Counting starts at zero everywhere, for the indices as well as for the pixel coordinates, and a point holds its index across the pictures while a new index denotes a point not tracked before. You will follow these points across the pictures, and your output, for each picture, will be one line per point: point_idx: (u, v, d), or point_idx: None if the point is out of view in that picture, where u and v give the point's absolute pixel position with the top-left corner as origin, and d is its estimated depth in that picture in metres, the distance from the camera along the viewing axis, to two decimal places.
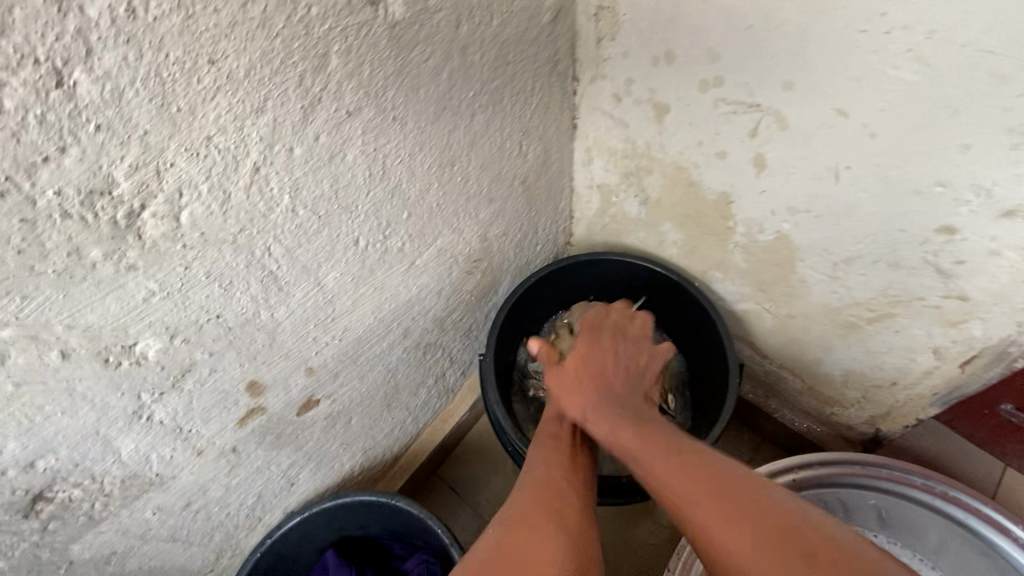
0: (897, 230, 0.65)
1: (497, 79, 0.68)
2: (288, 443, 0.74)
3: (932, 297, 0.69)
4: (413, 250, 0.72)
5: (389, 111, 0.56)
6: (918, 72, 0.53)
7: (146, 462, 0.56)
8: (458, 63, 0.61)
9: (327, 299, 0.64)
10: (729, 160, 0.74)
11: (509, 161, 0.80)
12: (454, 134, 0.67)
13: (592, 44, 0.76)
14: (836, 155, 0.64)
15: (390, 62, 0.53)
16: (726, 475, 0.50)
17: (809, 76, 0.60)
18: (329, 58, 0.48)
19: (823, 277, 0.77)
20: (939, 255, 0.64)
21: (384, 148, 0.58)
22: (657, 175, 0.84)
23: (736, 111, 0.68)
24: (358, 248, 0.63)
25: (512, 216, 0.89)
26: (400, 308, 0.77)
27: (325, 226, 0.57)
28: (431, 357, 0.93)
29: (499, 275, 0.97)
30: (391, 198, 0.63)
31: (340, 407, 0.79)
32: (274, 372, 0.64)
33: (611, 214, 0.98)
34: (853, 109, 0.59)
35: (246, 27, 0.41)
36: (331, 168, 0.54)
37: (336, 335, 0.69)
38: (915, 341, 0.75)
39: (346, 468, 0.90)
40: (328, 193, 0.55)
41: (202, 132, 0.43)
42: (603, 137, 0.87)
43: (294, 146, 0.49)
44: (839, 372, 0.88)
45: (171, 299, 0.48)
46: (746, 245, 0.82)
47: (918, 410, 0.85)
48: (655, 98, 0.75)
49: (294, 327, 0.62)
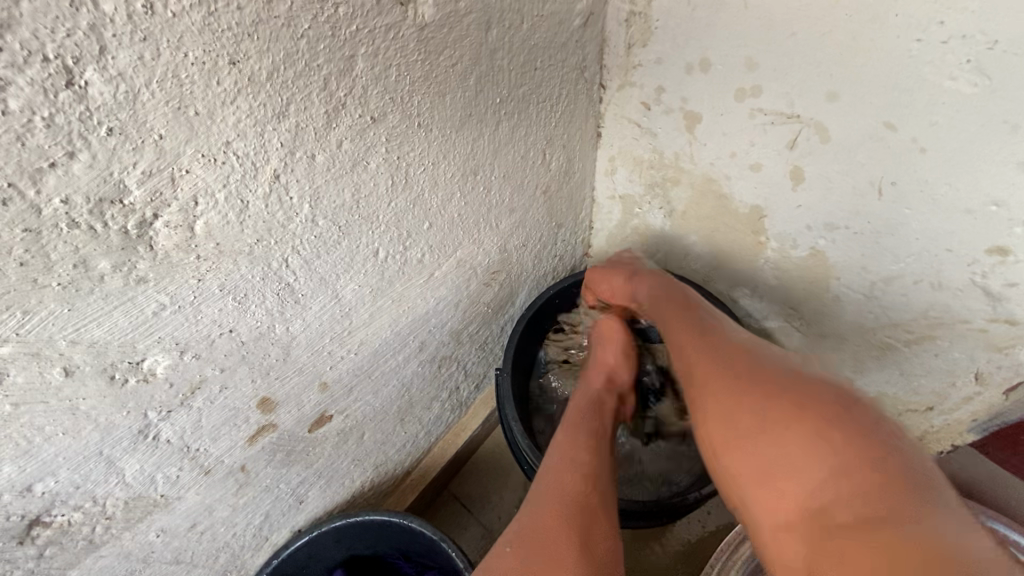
0: (944, 250, 0.62)
1: (525, 85, 0.65)
2: (299, 460, 0.71)
3: (976, 320, 0.65)
4: (433, 261, 0.69)
5: (415, 118, 0.53)
6: (977, 84, 0.50)
7: (150, 483, 0.53)
8: (487, 68, 0.58)
9: (344, 312, 0.61)
10: (764, 173, 0.71)
11: (532, 170, 0.77)
12: (479, 142, 0.64)
13: (621, 50, 0.73)
14: (880, 170, 0.60)
15: (418, 66, 0.50)
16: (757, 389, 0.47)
17: (855, 88, 0.57)
18: (355, 60, 0.45)
19: (859, 296, 0.74)
20: (988, 276, 0.61)
21: (408, 156, 0.56)
22: (684, 187, 0.81)
23: (774, 122, 0.65)
24: (377, 260, 0.60)
25: (533, 226, 0.86)
26: (417, 321, 0.74)
27: (345, 236, 0.55)
28: (446, 371, 0.90)
29: (517, 286, 0.94)
30: (412, 208, 0.60)
31: (353, 422, 0.75)
32: (286, 388, 0.61)
33: (633, 225, 0.95)
34: (902, 123, 0.56)
35: (271, 26, 0.38)
36: (353, 177, 0.51)
37: (351, 349, 0.66)
38: (956, 365, 0.72)
39: (355, 485, 0.86)
40: (349, 203, 0.53)
41: (221, 137, 0.40)
42: (628, 147, 0.84)
43: (316, 153, 0.47)
44: (871, 394, 0.85)
45: (182, 313, 0.46)
46: (777, 261, 0.79)
47: (954, 435, 0.82)
48: (687, 107, 0.72)
49: (309, 342, 0.59)
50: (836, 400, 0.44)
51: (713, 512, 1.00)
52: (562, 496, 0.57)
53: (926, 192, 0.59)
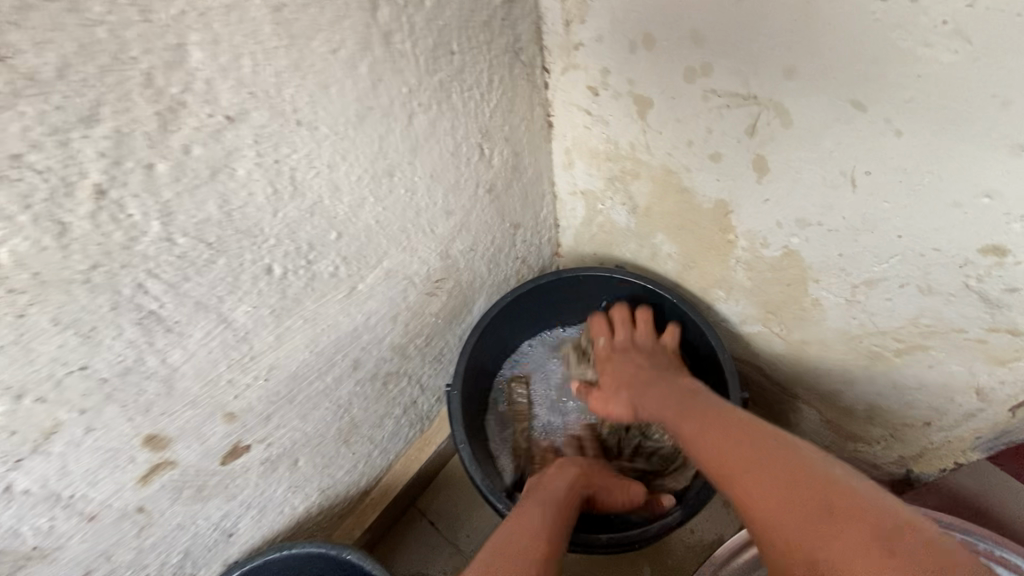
0: (932, 250, 0.52)
1: (441, 71, 0.57)
2: (216, 494, 0.65)
3: (973, 330, 0.56)
4: (351, 274, 0.62)
5: (290, 114, 0.46)
6: (957, 51, 0.41)
7: (14, 536, 0.48)
8: (383, 54, 0.50)
9: (239, 337, 0.54)
10: (724, 163, 0.62)
11: (469, 168, 0.69)
12: (388, 140, 0.56)
13: (560, 28, 0.64)
14: (851, 157, 0.51)
15: (283, 54, 0.43)
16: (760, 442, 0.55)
17: (813, 61, 0.48)
18: (187, 50, 0.38)
19: (840, 300, 0.65)
20: (984, 280, 0.51)
21: (290, 160, 0.48)
22: (645, 180, 0.73)
23: (730, 105, 0.56)
24: (273, 277, 0.54)
25: (481, 227, 0.78)
26: (344, 339, 0.67)
27: (221, 254, 0.48)
28: (396, 386, 0.84)
29: (473, 292, 0.87)
30: (309, 217, 0.53)
31: (279, 450, 0.69)
32: (180, 423, 0.55)
33: (598, 222, 0.87)
34: (871, 100, 0.47)
35: (46, 11, 0.31)
36: (217, 187, 0.45)
37: (259, 375, 0.59)
38: (954, 378, 0.62)
39: (299, 511, 0.81)
40: (218, 217, 0.46)
41: (5, 150, 0.33)
42: (582, 137, 0.76)
43: (154, 161, 0.40)
44: (863, 407, 0.76)
45: (6, 353, 0.39)
46: (749, 261, 0.70)
47: (957, 452, 0.72)
48: (635, 91, 0.64)
49: (197, 371, 0.53)
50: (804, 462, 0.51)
51: (698, 529, 0.92)
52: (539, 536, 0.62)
53: (906, 181, 0.49)
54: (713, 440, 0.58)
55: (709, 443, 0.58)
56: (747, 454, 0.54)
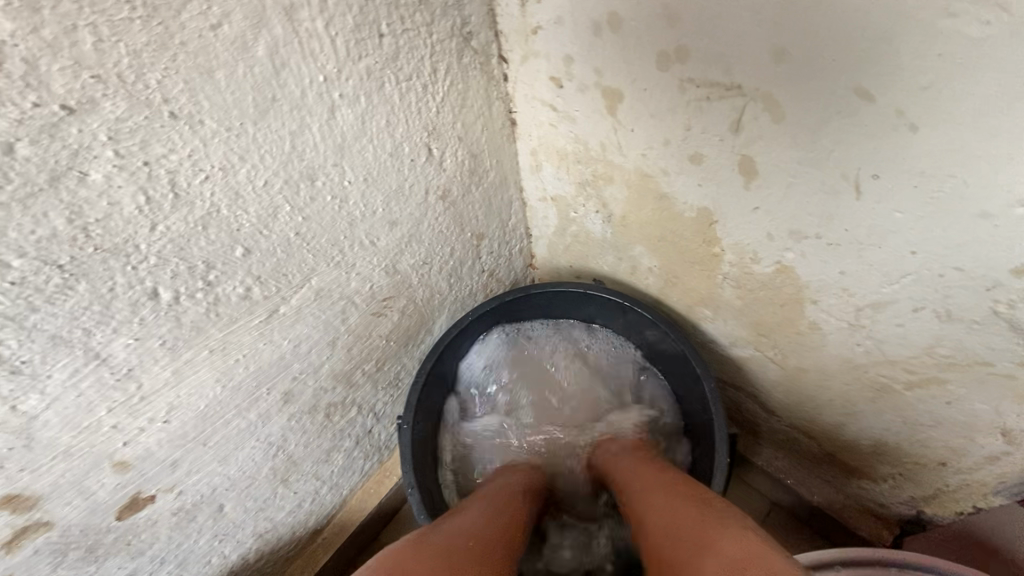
0: (952, 269, 0.44)
1: (369, 57, 0.48)
2: (115, 553, 0.56)
3: (1001, 363, 0.47)
4: (270, 296, 0.53)
5: (162, 105, 0.37)
6: (990, 22, 0.32)
7: None
8: (286, 33, 0.41)
9: (120, 375, 0.45)
10: (706, 166, 0.53)
11: (414, 172, 0.60)
12: (306, 138, 0.47)
13: (516, 10, 0.56)
14: (854, 158, 0.42)
15: (141, 28, 0.34)
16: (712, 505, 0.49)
17: (808, 39, 0.39)
18: None
19: (842, 324, 0.56)
20: (1016, 307, 0.42)
21: (168, 162, 0.39)
22: (618, 185, 0.65)
23: (709, 97, 0.47)
24: (161, 303, 0.45)
25: (436, 239, 0.69)
26: (268, 369, 0.58)
27: (80, 278, 0.39)
28: (343, 417, 0.75)
29: (431, 310, 0.78)
30: (205, 231, 0.44)
31: (195, 498, 0.60)
32: (49, 478, 0.45)
33: (572, 232, 0.79)
34: (880, 89, 0.38)
35: None
36: (63, 196, 0.36)
37: (156, 416, 0.50)
38: (975, 417, 0.53)
39: (230, 560, 0.71)
40: (69, 233, 0.37)
41: None
42: (548, 137, 0.67)
43: None
44: (868, 442, 0.67)
45: None
46: (737, 278, 0.62)
47: (975, 496, 0.63)
48: (602, 82, 0.55)
49: (66, 418, 0.44)
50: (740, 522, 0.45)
51: None
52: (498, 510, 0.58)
53: (922, 187, 0.41)
54: (668, 503, 0.53)
55: (663, 505, 0.53)
56: (684, 512, 0.50)
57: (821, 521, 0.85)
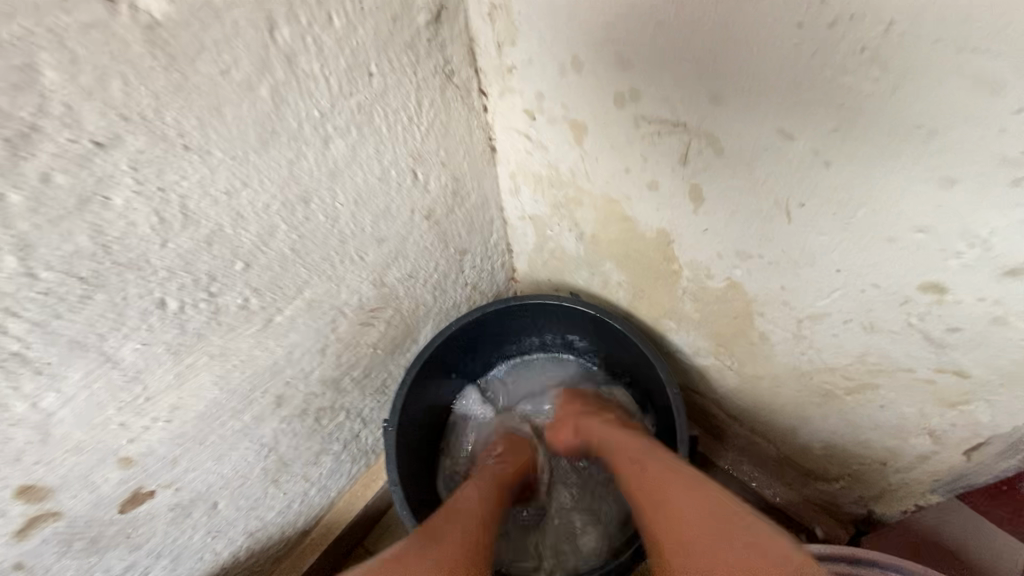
0: (871, 285, 0.49)
1: (359, 94, 0.54)
2: (115, 545, 0.60)
3: (921, 370, 0.53)
4: (266, 306, 0.58)
5: (176, 139, 0.43)
6: (879, 79, 0.38)
7: None
8: (285, 76, 0.47)
9: (129, 376, 0.50)
10: (662, 192, 0.59)
11: (400, 194, 0.66)
12: (302, 165, 0.53)
13: (493, 51, 0.62)
14: (783, 187, 0.48)
15: (160, 75, 0.40)
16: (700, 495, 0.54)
17: (738, 86, 0.45)
18: (37, 71, 0.34)
19: (787, 335, 0.62)
20: (926, 319, 0.48)
21: (179, 188, 0.45)
22: (588, 207, 0.70)
23: (660, 132, 0.53)
24: (167, 312, 0.50)
25: (421, 255, 0.75)
26: (262, 374, 0.63)
27: (99, 289, 0.44)
28: (332, 421, 0.79)
29: (416, 321, 0.83)
30: (209, 247, 0.50)
31: (192, 494, 0.64)
32: (60, 471, 0.50)
33: (549, 249, 0.84)
34: (798, 130, 0.44)
35: None
36: (88, 218, 0.41)
37: (159, 416, 0.55)
38: (905, 419, 0.59)
39: (223, 556, 0.75)
40: (91, 249, 0.42)
41: None
42: (525, 162, 0.73)
43: (4, 192, 0.36)
44: (819, 445, 0.72)
45: None
46: (695, 292, 0.67)
47: (916, 494, 0.69)
48: (570, 116, 0.61)
49: (78, 416, 0.48)
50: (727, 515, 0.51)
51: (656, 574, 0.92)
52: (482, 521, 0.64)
53: (840, 214, 0.46)
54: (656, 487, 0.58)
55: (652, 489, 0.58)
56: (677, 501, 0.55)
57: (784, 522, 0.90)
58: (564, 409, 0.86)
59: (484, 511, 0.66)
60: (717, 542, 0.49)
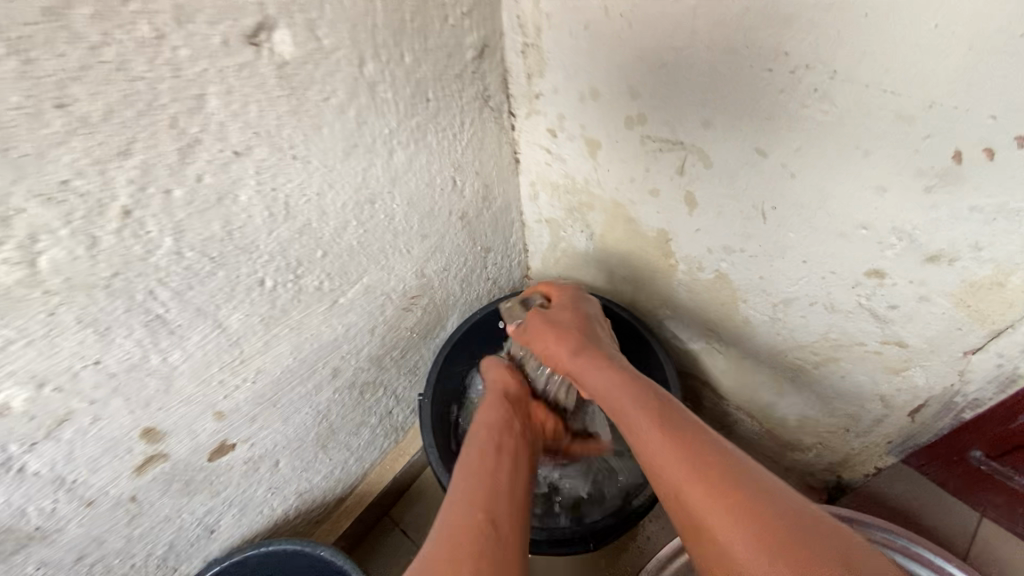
0: (829, 272, 0.62)
1: (417, 116, 0.67)
2: (201, 490, 0.71)
3: (871, 343, 0.65)
4: (334, 289, 0.70)
5: (288, 151, 0.55)
6: (828, 111, 0.50)
7: (21, 516, 0.53)
8: (367, 101, 0.59)
9: (232, 341, 0.62)
10: (662, 198, 0.72)
11: (441, 197, 0.78)
12: (371, 172, 0.65)
13: (523, 80, 0.75)
14: (760, 194, 0.61)
15: (283, 101, 0.52)
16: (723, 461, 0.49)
17: (723, 114, 0.58)
18: (205, 99, 0.46)
19: (765, 317, 0.74)
20: (872, 298, 0.61)
21: (285, 188, 0.57)
22: (598, 211, 0.83)
23: (662, 148, 0.66)
24: (265, 289, 0.61)
25: (454, 250, 0.87)
26: (325, 348, 0.75)
27: (221, 267, 0.56)
28: (373, 396, 0.91)
29: (446, 310, 0.95)
30: (300, 237, 0.61)
31: (262, 450, 0.76)
32: (174, 418, 0.61)
33: (561, 248, 0.97)
34: (770, 149, 0.56)
35: (100, 70, 0.40)
36: (222, 210, 0.53)
37: (248, 377, 0.66)
38: (862, 386, 0.71)
39: (277, 513, 0.86)
40: (221, 235, 0.54)
41: (56, 176, 0.41)
42: (545, 173, 0.86)
43: (172, 187, 0.48)
44: (794, 416, 0.85)
45: (36, 346, 0.46)
46: (689, 283, 0.80)
47: (875, 456, 0.81)
48: (586, 134, 0.73)
49: (193, 371, 0.60)
50: (755, 484, 0.47)
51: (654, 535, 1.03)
52: (486, 469, 0.61)
53: (804, 215, 0.59)
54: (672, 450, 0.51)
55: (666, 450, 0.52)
56: (704, 467, 0.49)
57: None
58: (546, 329, 0.72)
59: (487, 454, 0.65)
60: (744, 500, 0.46)
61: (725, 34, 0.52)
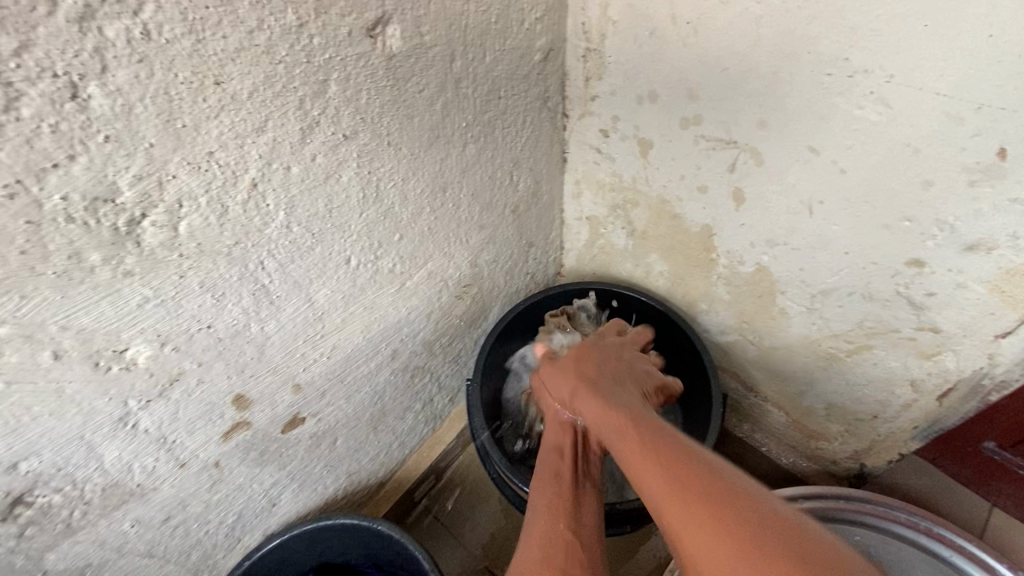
0: (870, 263, 0.68)
1: (489, 111, 0.72)
2: (272, 461, 0.74)
3: (906, 329, 0.71)
4: (404, 272, 0.74)
5: (385, 137, 0.60)
6: (881, 113, 0.56)
7: (127, 472, 0.56)
8: (451, 96, 0.64)
9: (318, 315, 0.66)
10: (710, 194, 0.77)
11: (499, 190, 0.83)
12: (447, 162, 0.70)
13: (580, 83, 0.80)
14: (809, 190, 0.67)
15: (387, 91, 0.57)
16: (751, 517, 0.42)
17: (780, 116, 0.63)
18: (328, 84, 0.51)
19: (802, 308, 0.79)
20: (910, 287, 0.66)
21: (378, 172, 0.61)
22: (642, 208, 0.88)
23: (715, 147, 0.72)
24: (350, 267, 0.66)
25: (503, 243, 0.92)
26: (389, 329, 0.79)
27: (319, 243, 0.60)
28: (420, 382, 0.95)
29: (489, 301, 0.99)
30: (383, 220, 0.66)
31: (326, 426, 0.79)
32: (261, 387, 0.65)
33: (599, 244, 1.02)
34: (823, 147, 0.62)
35: (252, 52, 0.44)
36: (326, 189, 0.57)
37: (324, 352, 0.70)
38: (893, 373, 0.77)
39: (329, 492, 0.89)
40: (323, 212, 0.58)
41: (205, 148, 0.46)
42: (591, 171, 0.91)
43: (291, 165, 0.52)
44: (822, 405, 0.90)
45: (165, 306, 0.50)
46: (728, 276, 0.85)
47: (899, 442, 0.86)
48: (640, 134, 0.79)
49: (282, 342, 0.64)
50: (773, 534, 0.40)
51: None
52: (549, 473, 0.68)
53: (850, 208, 0.65)
54: (671, 483, 0.48)
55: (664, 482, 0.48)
56: (709, 505, 0.44)
57: (789, 483, 1.07)
58: (558, 373, 0.73)
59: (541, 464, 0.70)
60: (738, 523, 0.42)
61: (788, 42, 0.58)
